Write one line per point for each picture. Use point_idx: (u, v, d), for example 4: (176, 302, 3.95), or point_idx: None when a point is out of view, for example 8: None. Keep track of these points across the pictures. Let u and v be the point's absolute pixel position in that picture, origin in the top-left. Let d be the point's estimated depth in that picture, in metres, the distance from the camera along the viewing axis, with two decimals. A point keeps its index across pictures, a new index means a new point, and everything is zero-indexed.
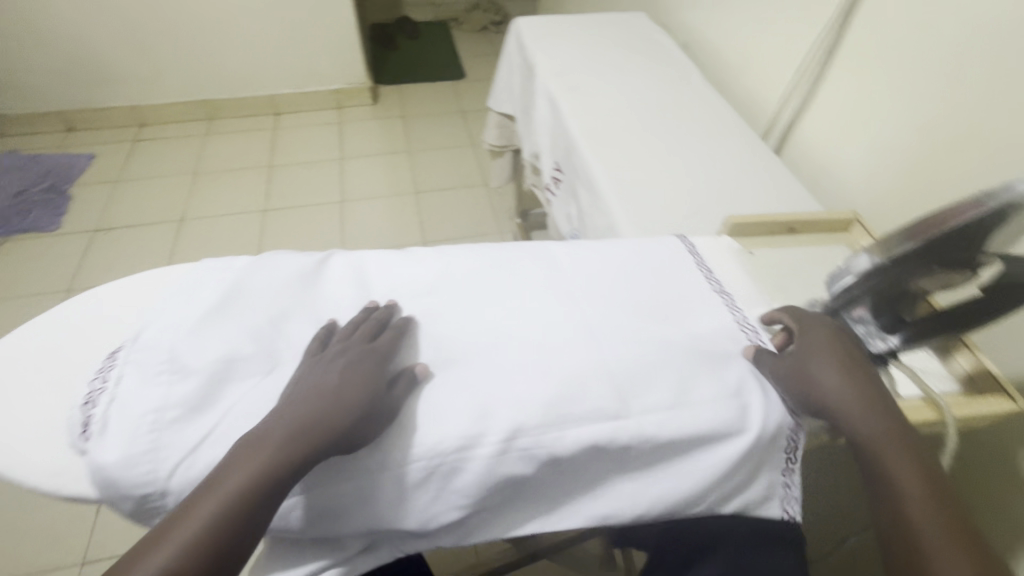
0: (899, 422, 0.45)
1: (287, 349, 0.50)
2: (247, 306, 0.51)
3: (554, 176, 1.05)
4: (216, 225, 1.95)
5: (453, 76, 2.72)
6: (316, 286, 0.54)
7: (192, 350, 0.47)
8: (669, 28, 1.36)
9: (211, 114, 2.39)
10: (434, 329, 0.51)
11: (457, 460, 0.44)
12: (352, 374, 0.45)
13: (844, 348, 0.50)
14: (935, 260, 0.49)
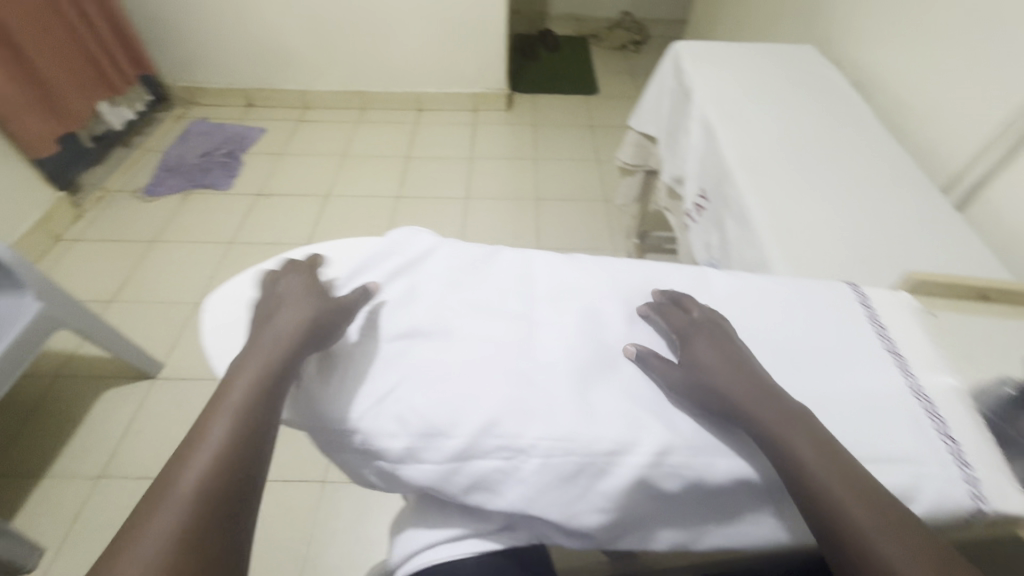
0: (808, 426, 0.44)
1: (458, 325, 0.52)
2: (432, 285, 0.56)
3: (697, 203, 1.04)
4: (356, 204, 2.15)
5: (586, 91, 2.76)
6: (484, 273, 0.58)
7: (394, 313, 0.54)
8: (840, 64, 1.29)
9: (364, 104, 2.64)
10: (599, 337, 0.53)
11: (608, 464, 0.45)
12: (290, 297, 0.53)
13: (722, 350, 0.50)
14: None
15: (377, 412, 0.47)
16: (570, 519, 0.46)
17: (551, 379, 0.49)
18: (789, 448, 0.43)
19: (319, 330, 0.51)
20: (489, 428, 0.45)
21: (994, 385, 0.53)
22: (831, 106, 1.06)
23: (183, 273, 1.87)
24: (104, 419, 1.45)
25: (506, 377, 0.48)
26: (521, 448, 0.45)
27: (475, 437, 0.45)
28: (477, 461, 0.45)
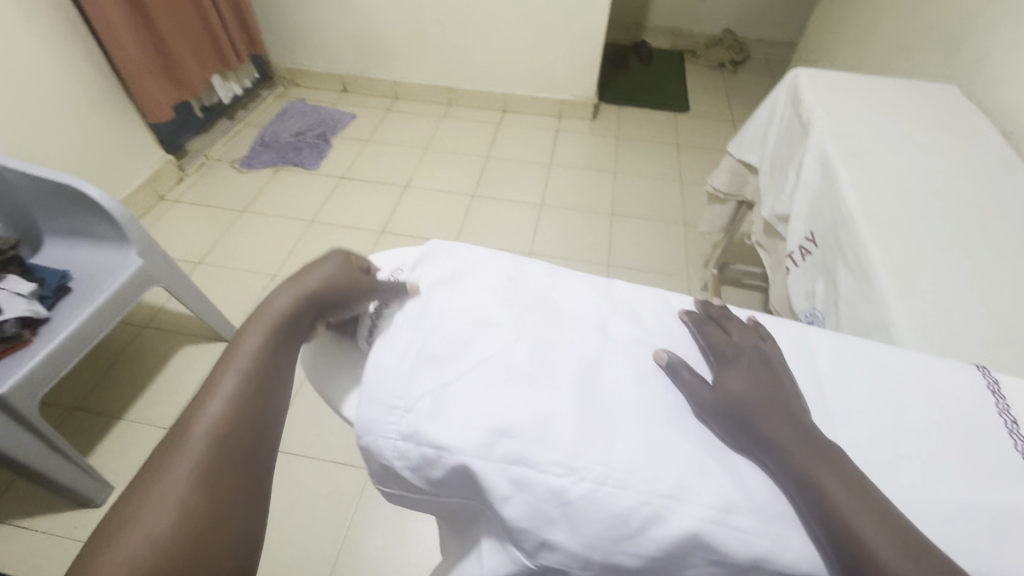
0: (834, 460, 0.41)
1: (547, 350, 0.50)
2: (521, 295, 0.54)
3: (803, 246, 0.96)
4: (431, 198, 2.18)
5: (676, 108, 2.67)
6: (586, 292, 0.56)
7: (468, 306, 0.52)
8: (984, 108, 1.15)
9: (451, 99, 2.68)
10: (697, 378, 0.48)
11: (666, 510, 0.40)
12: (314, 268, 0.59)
13: (751, 372, 0.48)
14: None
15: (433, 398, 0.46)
16: (608, 562, 0.40)
17: (617, 409, 0.45)
18: (815, 476, 0.40)
19: (332, 296, 0.57)
20: (543, 438, 0.42)
21: None
22: (976, 157, 0.93)
23: (265, 245, 1.96)
24: (178, 373, 1.53)
25: (574, 399, 0.45)
26: (570, 468, 0.41)
27: (527, 447, 0.42)
28: (525, 469, 0.42)
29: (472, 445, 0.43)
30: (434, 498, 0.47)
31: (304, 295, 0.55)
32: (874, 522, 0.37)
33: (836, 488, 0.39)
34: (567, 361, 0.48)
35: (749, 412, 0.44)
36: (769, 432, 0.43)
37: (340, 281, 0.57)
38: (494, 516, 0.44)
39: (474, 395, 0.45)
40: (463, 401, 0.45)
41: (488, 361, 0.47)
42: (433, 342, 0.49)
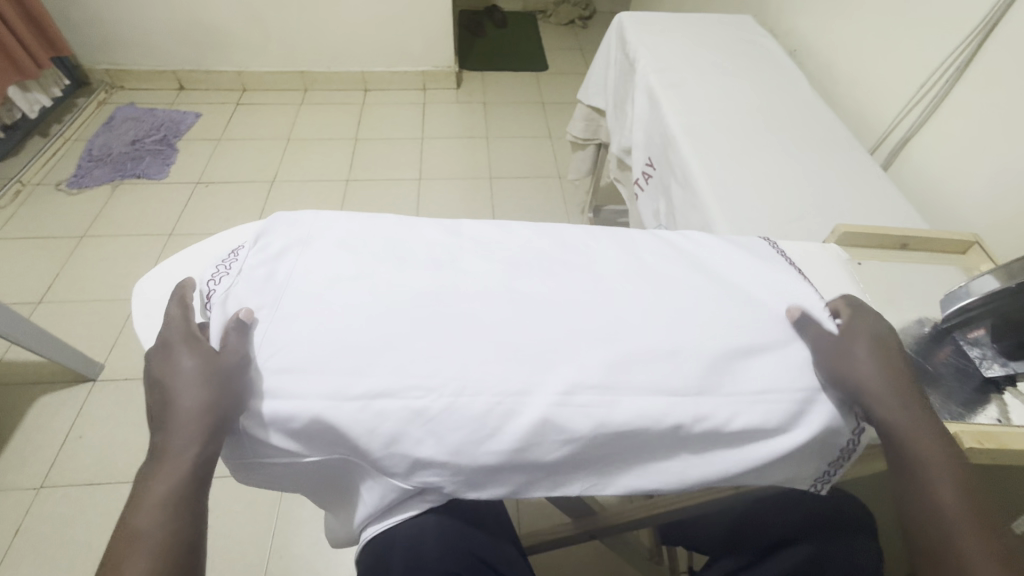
0: (937, 425, 0.47)
1: (393, 285, 0.52)
2: (366, 245, 0.55)
3: (645, 171, 1.06)
4: (303, 189, 2.07)
5: (536, 67, 2.74)
6: (426, 235, 0.58)
7: (311, 263, 0.53)
8: (777, 33, 1.32)
9: (306, 85, 2.53)
10: (532, 290, 0.53)
11: (516, 405, 0.46)
12: (172, 377, 0.48)
13: (869, 339, 0.50)
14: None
15: (289, 356, 0.47)
16: (476, 460, 0.46)
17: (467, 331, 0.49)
18: (909, 423, 0.46)
19: (228, 410, 0.46)
20: (401, 370, 0.46)
21: (913, 327, 0.57)
22: (769, 74, 1.08)
23: (119, 268, 1.76)
24: (39, 427, 1.35)
25: (427, 330, 0.49)
26: (429, 388, 0.46)
27: (388, 382, 0.46)
28: (387, 400, 0.45)
29: (335, 390, 0.46)
30: (314, 452, 0.50)
31: (194, 421, 0.46)
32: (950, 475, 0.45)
33: (925, 436, 0.46)
34: (422, 299, 0.51)
35: (864, 373, 0.48)
36: (874, 389, 0.48)
37: (217, 391, 0.46)
38: (369, 451, 0.47)
39: (329, 342, 0.47)
40: (320, 352, 0.47)
41: (340, 313, 0.49)
42: (280, 306, 0.50)
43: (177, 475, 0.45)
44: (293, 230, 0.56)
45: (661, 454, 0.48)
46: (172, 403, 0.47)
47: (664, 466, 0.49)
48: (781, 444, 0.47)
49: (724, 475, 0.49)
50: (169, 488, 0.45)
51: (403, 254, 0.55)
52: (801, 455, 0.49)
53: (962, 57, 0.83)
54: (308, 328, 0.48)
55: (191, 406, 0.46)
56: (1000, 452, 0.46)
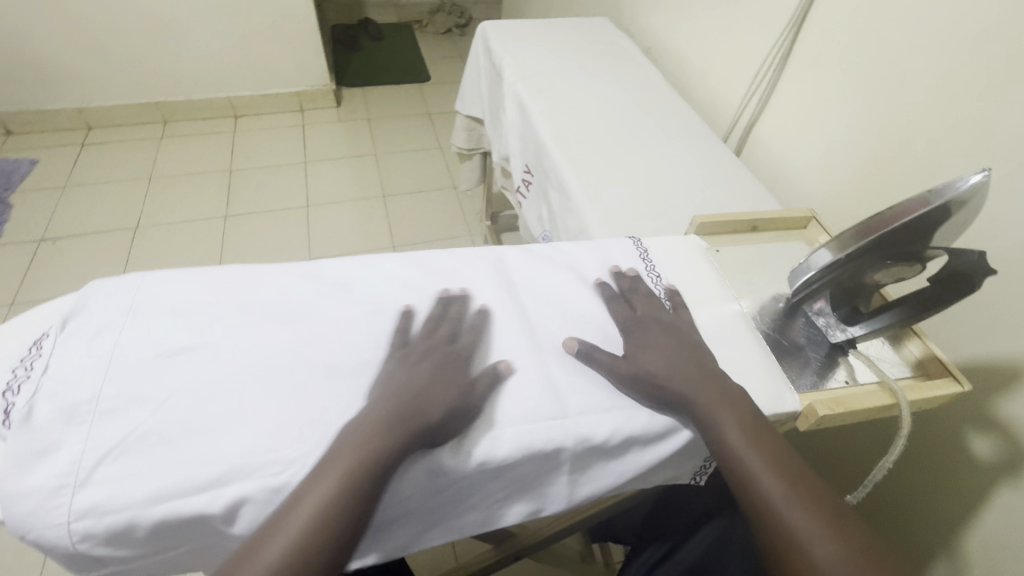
0: (753, 421, 0.46)
1: (242, 349, 0.47)
2: (207, 308, 0.49)
3: (524, 178, 1.06)
4: (174, 233, 1.86)
5: (419, 78, 2.68)
6: (275, 283, 0.53)
7: (142, 339, 0.46)
8: (633, 32, 1.38)
9: (164, 117, 2.25)
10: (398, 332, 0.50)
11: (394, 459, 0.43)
12: (415, 385, 0.45)
13: (664, 346, 0.51)
14: (885, 251, 0.51)
15: (115, 456, 0.41)
16: None
17: (333, 387, 0.46)
18: (720, 425, 0.46)
19: (452, 426, 0.45)
20: (255, 446, 0.42)
21: (768, 305, 0.61)
22: (626, 73, 1.13)
23: None
24: None
25: (285, 395, 0.45)
26: (290, 460, 0.42)
27: (240, 461, 0.41)
28: (240, 484, 0.40)
29: (172, 486, 0.40)
30: (159, 557, 0.43)
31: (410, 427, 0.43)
32: (778, 474, 0.43)
33: (740, 440, 0.45)
34: (278, 359, 0.47)
35: (671, 382, 0.48)
36: (682, 397, 0.47)
37: (459, 405, 0.45)
38: (230, 537, 0.43)
39: (167, 432, 0.42)
40: (156, 444, 0.41)
41: (182, 393, 0.44)
42: (102, 396, 0.43)
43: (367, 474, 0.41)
44: (114, 301, 0.48)
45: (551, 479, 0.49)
46: (389, 412, 0.43)
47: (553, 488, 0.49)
48: (664, 448, 0.49)
49: (609, 486, 0.50)
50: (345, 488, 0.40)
51: (252, 313, 0.50)
52: (682, 452, 0.51)
53: (785, 46, 0.91)
54: (140, 417, 0.42)
55: (426, 413, 0.44)
56: (850, 414, 0.50)
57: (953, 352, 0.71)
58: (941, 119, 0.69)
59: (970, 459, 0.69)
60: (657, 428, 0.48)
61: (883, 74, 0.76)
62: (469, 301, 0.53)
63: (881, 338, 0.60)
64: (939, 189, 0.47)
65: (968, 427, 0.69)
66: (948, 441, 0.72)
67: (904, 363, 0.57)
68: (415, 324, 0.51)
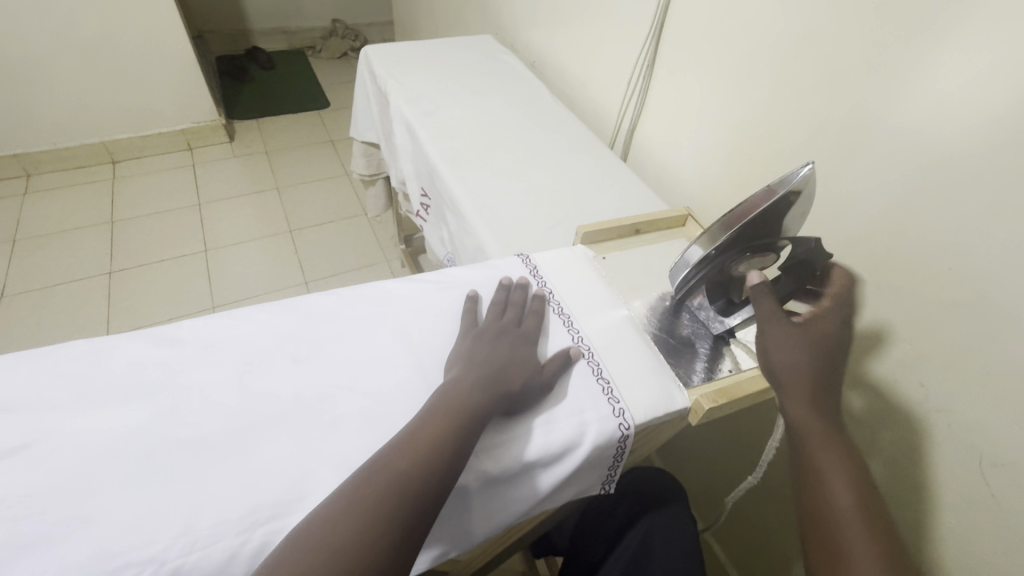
0: (846, 447, 0.47)
1: (86, 438, 0.42)
2: (36, 399, 0.43)
3: (423, 202, 1.05)
4: (48, 298, 1.65)
5: (317, 105, 2.59)
6: (120, 354, 0.47)
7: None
8: (517, 47, 1.41)
9: (27, 169, 2.00)
10: (273, 391, 0.47)
11: (268, 533, 0.40)
12: (499, 359, 0.49)
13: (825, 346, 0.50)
14: (747, 244, 0.54)
15: None
16: None
17: (196, 464, 0.42)
18: (807, 430, 0.48)
19: (535, 395, 0.49)
20: (102, 551, 0.37)
21: (656, 304, 0.64)
22: (512, 89, 1.15)
23: None
24: None
25: (138, 484, 0.40)
26: (146, 560, 0.37)
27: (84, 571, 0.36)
28: None
29: None
30: None
31: (501, 388, 0.47)
32: (854, 497, 0.44)
33: (826, 450, 0.46)
34: (129, 444, 0.42)
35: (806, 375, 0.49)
36: (801, 392, 0.49)
37: (540, 379, 0.50)
38: None
39: None
40: None
41: (10, 501, 0.38)
42: None
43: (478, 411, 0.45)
44: None
45: (528, 489, 0.48)
46: (478, 378, 0.47)
47: (522, 502, 0.49)
48: (563, 467, 0.48)
49: (524, 510, 0.49)
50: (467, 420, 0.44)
51: (95, 396, 0.44)
52: (589, 466, 0.51)
53: (649, 54, 0.97)
54: None
55: (517, 377, 0.49)
56: (733, 403, 0.54)
57: None
58: (785, 113, 0.76)
59: (854, 419, 0.76)
60: (556, 447, 0.48)
61: (733, 76, 0.82)
62: (527, 288, 0.58)
63: None
64: (785, 179, 0.51)
65: (848, 390, 0.75)
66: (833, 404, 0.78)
67: None
68: (478, 311, 0.56)
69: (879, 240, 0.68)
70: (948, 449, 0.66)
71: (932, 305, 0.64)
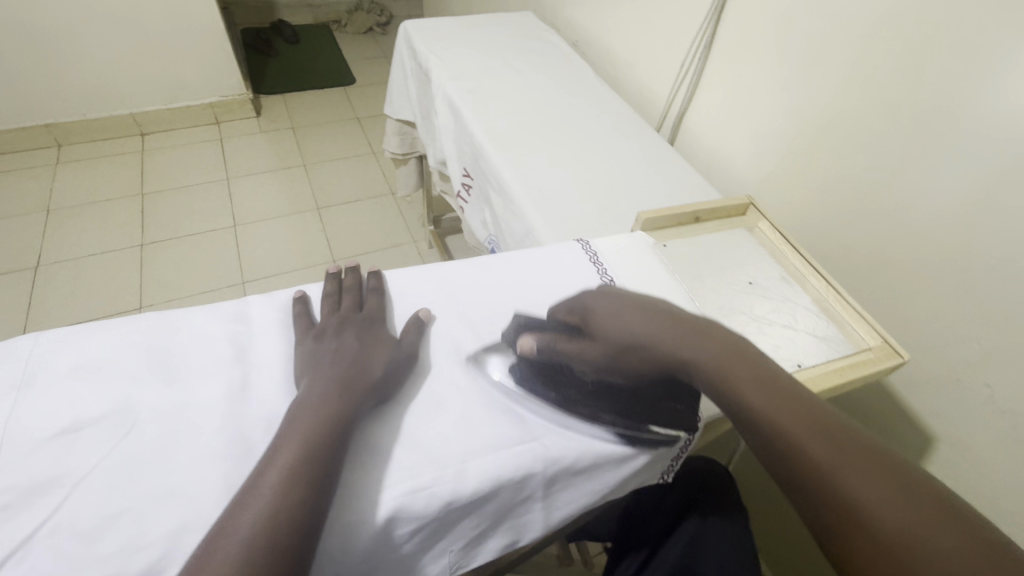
0: (751, 361, 0.39)
1: (166, 410, 0.42)
2: (114, 370, 0.43)
3: (464, 182, 1.03)
4: (83, 268, 1.67)
5: (343, 81, 2.55)
6: (190, 327, 0.47)
7: (40, 416, 0.40)
8: (557, 26, 1.37)
9: (58, 139, 2.01)
10: None
11: (352, 512, 0.40)
12: (346, 352, 0.46)
13: (633, 305, 0.45)
14: (537, 352, 0.48)
15: (20, 560, 0.34)
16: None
17: None
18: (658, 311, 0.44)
19: (402, 375, 0.47)
20: (189, 523, 0.37)
21: (727, 295, 0.62)
22: (557, 68, 1.12)
23: None
24: None
25: (218, 457, 0.40)
26: None
27: (170, 542, 0.36)
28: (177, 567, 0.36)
29: None
30: None
31: (359, 380, 0.44)
32: (817, 443, 0.34)
33: (677, 322, 0.43)
34: (207, 416, 0.42)
35: (648, 350, 0.43)
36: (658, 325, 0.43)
37: (403, 357, 0.47)
38: None
39: (82, 522, 0.36)
40: (68, 537, 0.36)
41: (99, 471, 0.38)
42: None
43: (335, 419, 0.41)
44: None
45: (529, 500, 0.46)
46: (331, 383, 0.43)
47: (533, 512, 0.47)
48: (633, 460, 0.48)
49: (589, 502, 0.49)
50: (331, 419, 0.41)
51: (174, 367, 0.44)
52: (657, 457, 0.50)
53: (705, 37, 0.93)
54: (50, 509, 0.36)
55: (375, 365, 0.46)
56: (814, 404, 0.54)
57: (889, 321, 0.74)
58: (854, 96, 0.73)
59: (914, 418, 0.74)
60: (627, 440, 0.47)
61: (797, 61, 0.79)
62: (359, 270, 0.55)
63: (826, 318, 0.61)
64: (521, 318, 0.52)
65: (908, 388, 0.74)
66: (888, 400, 0.76)
67: (853, 341, 0.58)
68: (312, 311, 0.51)
69: (952, 237, 0.65)
70: (1008, 454, 0.65)
71: (1008, 308, 0.61)
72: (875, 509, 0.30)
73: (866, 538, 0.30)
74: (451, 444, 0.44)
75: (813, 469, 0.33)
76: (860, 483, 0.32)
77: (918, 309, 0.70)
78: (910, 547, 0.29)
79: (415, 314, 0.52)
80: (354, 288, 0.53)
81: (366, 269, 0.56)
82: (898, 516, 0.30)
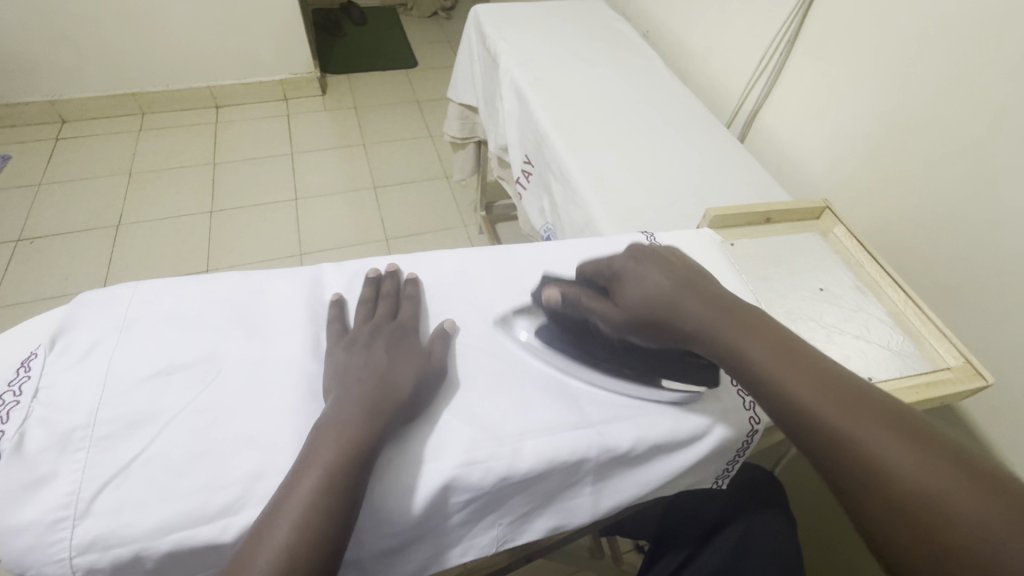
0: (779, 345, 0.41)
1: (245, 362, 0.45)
2: (202, 322, 0.46)
3: (524, 169, 1.03)
4: (159, 230, 1.78)
5: (406, 64, 2.59)
6: (268, 288, 0.50)
7: (138, 357, 0.43)
8: (628, 15, 1.34)
9: (143, 108, 2.14)
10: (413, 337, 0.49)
11: (411, 476, 0.42)
12: (373, 366, 0.44)
13: (651, 258, 0.49)
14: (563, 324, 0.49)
15: (117, 486, 0.38)
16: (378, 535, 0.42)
17: None
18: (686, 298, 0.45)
19: (427, 395, 0.45)
20: (264, 471, 0.40)
21: (798, 300, 0.60)
22: (627, 59, 1.10)
23: None
24: None
25: (290, 411, 0.43)
26: None
27: (247, 486, 0.39)
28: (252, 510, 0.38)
29: (178, 516, 0.37)
30: None
31: (387, 402, 0.42)
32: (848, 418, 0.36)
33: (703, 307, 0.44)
34: (282, 372, 0.45)
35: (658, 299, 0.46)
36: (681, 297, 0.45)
37: (429, 377, 0.45)
38: None
39: (171, 458, 0.39)
40: (160, 471, 0.39)
41: (186, 414, 0.41)
42: (99, 422, 0.40)
43: (359, 440, 0.39)
44: (102, 316, 0.45)
45: (580, 484, 0.47)
46: (362, 405, 0.41)
47: (581, 496, 0.48)
48: (681, 455, 0.48)
49: (638, 495, 0.49)
50: (352, 441, 0.39)
51: (253, 324, 0.47)
52: (710, 456, 0.49)
53: (790, 31, 0.89)
54: (144, 443, 0.40)
55: (403, 384, 0.44)
56: None
57: (970, 343, 0.70)
58: (955, 102, 0.68)
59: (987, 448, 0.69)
60: (680, 435, 0.47)
61: (893, 60, 0.74)
62: (398, 275, 0.53)
63: (903, 333, 0.58)
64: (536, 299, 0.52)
65: (983, 416, 0.69)
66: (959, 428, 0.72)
67: (931, 360, 0.55)
68: (347, 316, 0.50)
69: None
70: None
71: None
72: (898, 469, 0.33)
73: (898, 502, 0.32)
74: (509, 421, 0.45)
75: (850, 443, 0.35)
76: (895, 451, 0.33)
77: (1005, 333, 0.65)
78: (936, 506, 0.31)
79: (441, 326, 0.50)
80: (388, 295, 0.51)
81: (404, 272, 0.54)
82: (929, 478, 0.32)
